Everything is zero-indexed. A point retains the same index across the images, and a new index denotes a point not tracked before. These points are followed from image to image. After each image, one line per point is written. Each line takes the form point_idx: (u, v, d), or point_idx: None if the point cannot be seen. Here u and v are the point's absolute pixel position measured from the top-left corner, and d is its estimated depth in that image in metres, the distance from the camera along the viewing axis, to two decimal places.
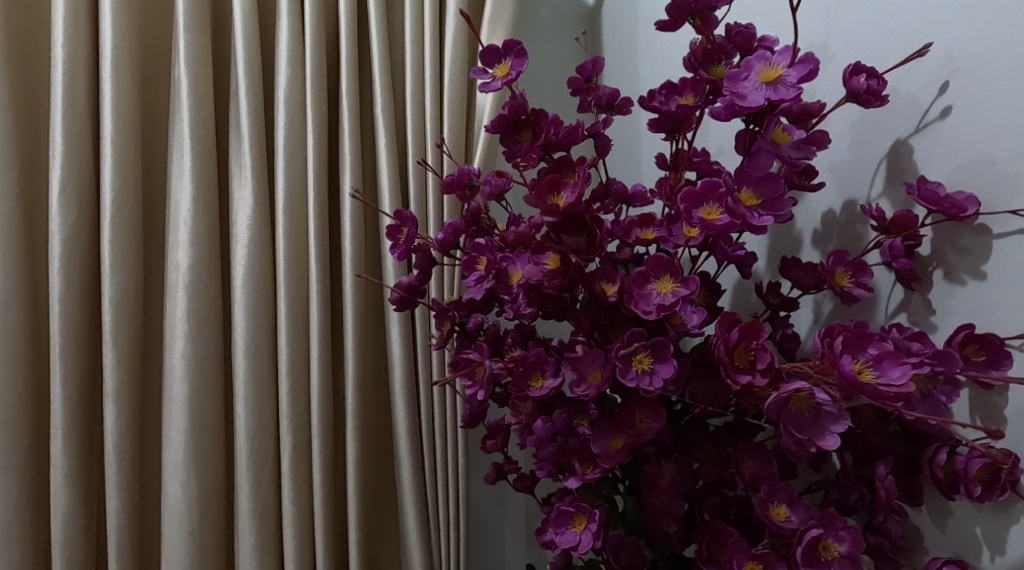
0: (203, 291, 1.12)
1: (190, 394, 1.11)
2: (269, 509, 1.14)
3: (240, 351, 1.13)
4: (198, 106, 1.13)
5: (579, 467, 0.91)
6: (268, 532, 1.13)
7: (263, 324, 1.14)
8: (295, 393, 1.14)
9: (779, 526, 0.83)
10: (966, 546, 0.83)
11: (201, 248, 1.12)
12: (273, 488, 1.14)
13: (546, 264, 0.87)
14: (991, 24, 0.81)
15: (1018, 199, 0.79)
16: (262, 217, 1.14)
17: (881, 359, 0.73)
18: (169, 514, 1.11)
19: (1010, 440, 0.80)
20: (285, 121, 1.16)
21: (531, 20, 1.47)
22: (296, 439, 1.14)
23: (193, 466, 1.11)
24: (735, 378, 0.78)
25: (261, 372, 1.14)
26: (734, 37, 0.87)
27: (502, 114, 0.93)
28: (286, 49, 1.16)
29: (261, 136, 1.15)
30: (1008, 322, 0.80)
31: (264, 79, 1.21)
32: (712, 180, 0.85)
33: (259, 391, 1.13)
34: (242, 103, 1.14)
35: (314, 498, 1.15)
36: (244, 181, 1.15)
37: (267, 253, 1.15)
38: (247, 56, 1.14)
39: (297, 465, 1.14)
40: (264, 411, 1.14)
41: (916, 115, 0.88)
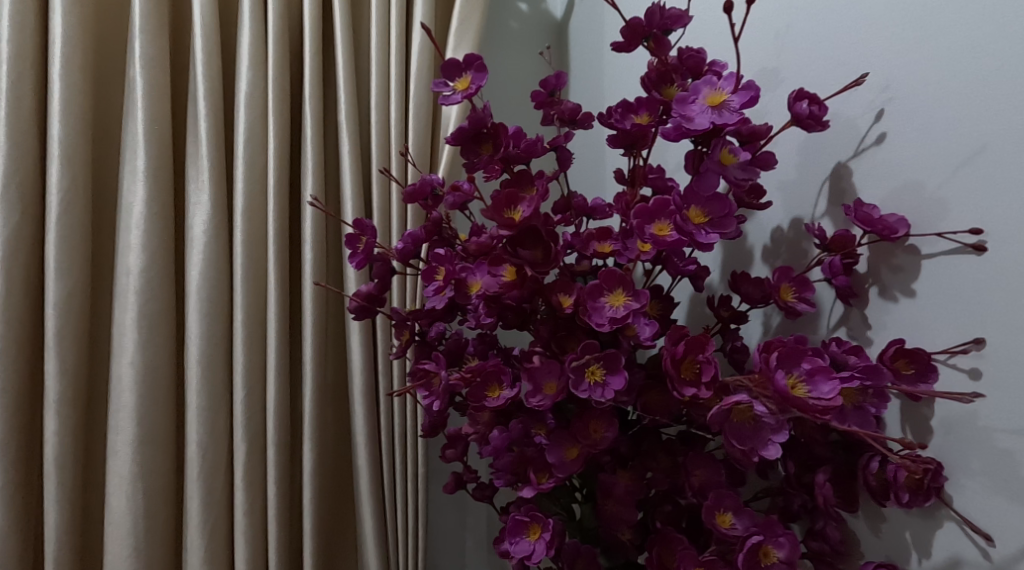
0: (154, 298, 1.13)
1: (139, 402, 1.11)
2: (220, 518, 1.15)
3: (194, 357, 1.14)
4: (153, 110, 1.14)
5: (534, 475, 0.94)
6: (219, 540, 1.14)
7: (219, 331, 1.15)
8: (250, 400, 1.15)
9: (725, 532, 0.86)
10: (898, 549, 0.87)
11: (154, 255, 1.13)
12: (225, 497, 1.15)
13: (503, 276, 0.90)
14: (922, 55, 0.85)
15: (944, 221, 0.83)
16: (219, 224, 1.15)
17: (813, 374, 0.77)
18: (115, 522, 1.12)
19: (936, 449, 0.84)
20: (245, 125, 1.17)
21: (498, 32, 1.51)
22: (249, 446, 1.15)
23: (140, 475, 1.11)
24: (681, 391, 0.81)
25: (215, 380, 1.14)
26: (686, 59, 0.91)
27: (462, 126, 0.96)
28: (247, 52, 1.17)
29: (220, 142, 1.16)
30: (935, 337, 0.84)
31: (225, 84, 1.23)
32: (663, 197, 0.88)
33: (213, 398, 1.14)
34: (200, 106, 1.15)
35: (267, 505, 1.16)
36: (200, 186, 1.16)
37: (224, 259, 1.16)
38: (207, 60, 1.15)
39: (250, 473, 1.15)
40: (218, 420, 1.15)
41: (855, 140, 0.92)
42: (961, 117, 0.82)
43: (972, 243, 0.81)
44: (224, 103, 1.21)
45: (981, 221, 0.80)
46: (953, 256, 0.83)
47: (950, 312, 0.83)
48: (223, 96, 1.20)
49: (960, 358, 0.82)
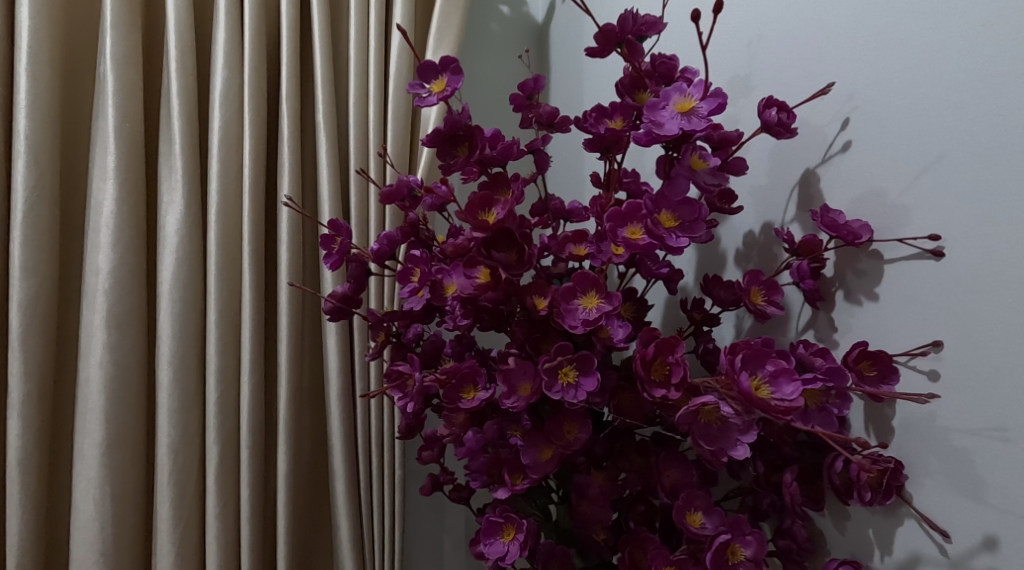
0: (124, 299, 1.13)
1: (108, 403, 1.11)
2: (191, 521, 1.15)
3: (165, 359, 1.14)
4: (123, 109, 1.14)
5: (508, 477, 0.95)
6: (189, 543, 1.14)
7: (191, 332, 1.15)
8: (223, 402, 1.15)
9: (695, 532, 0.88)
10: (861, 546, 0.89)
11: (123, 255, 1.13)
12: (197, 499, 1.15)
13: (477, 277, 0.91)
14: (886, 66, 0.87)
15: (905, 227, 0.85)
16: (192, 225, 1.16)
17: (777, 376, 0.79)
18: (82, 523, 1.11)
19: (897, 450, 0.86)
20: (220, 124, 1.17)
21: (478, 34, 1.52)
22: (222, 447, 1.15)
23: (109, 478, 1.11)
24: (651, 392, 0.82)
25: (187, 381, 1.15)
26: (659, 65, 0.93)
27: (439, 128, 0.96)
28: (223, 51, 1.17)
29: (194, 141, 1.16)
30: (896, 340, 0.86)
31: (200, 83, 1.23)
32: (635, 201, 0.90)
33: (185, 400, 1.14)
34: (174, 105, 1.15)
35: (239, 506, 1.16)
36: (173, 185, 1.16)
37: (197, 260, 1.16)
38: (181, 58, 1.15)
39: (222, 475, 1.15)
40: (190, 422, 1.15)
41: (822, 147, 0.94)
42: (922, 126, 0.84)
43: (931, 249, 0.83)
44: (198, 103, 1.22)
45: (940, 227, 0.82)
46: (913, 261, 0.85)
47: (911, 316, 0.85)
48: (197, 96, 1.20)
49: (920, 360, 0.84)
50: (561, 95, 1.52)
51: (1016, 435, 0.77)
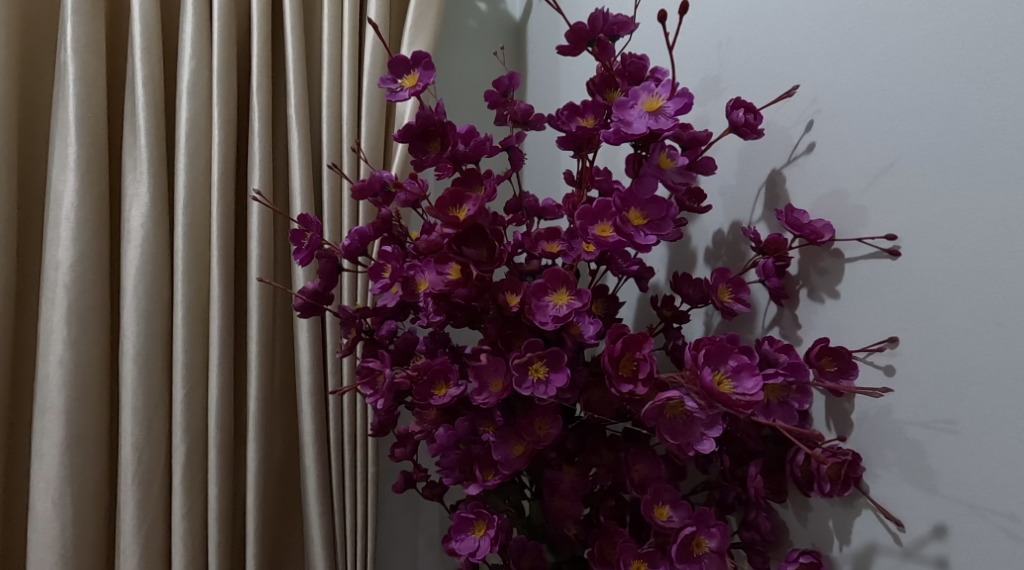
0: (84, 295, 1.12)
1: (69, 401, 1.10)
2: (156, 520, 1.14)
3: (129, 356, 1.13)
4: (84, 101, 1.13)
5: (480, 473, 0.96)
6: (153, 542, 1.14)
7: (156, 329, 1.15)
8: (190, 399, 1.15)
9: (661, 525, 0.90)
10: (822, 537, 0.92)
11: (85, 250, 1.12)
12: (162, 498, 1.15)
13: (449, 274, 0.92)
14: (848, 69, 0.89)
15: (864, 227, 0.87)
16: (157, 220, 1.15)
17: (739, 371, 0.81)
18: (41, 523, 1.10)
19: (856, 444, 0.88)
20: (188, 119, 1.17)
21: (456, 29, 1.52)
22: (188, 443, 1.15)
23: (69, 478, 1.11)
24: (619, 387, 0.84)
25: (153, 377, 1.14)
26: (628, 65, 0.93)
27: (410, 123, 0.97)
28: (191, 44, 1.17)
29: (161, 134, 1.16)
30: (856, 337, 0.89)
31: (166, 76, 1.22)
32: (605, 200, 0.92)
33: (150, 398, 1.14)
34: (139, 96, 1.14)
35: (203, 504, 1.16)
36: (138, 177, 1.15)
37: (162, 255, 1.16)
38: (147, 50, 1.15)
39: (188, 473, 1.15)
40: (155, 419, 1.14)
41: (788, 148, 0.96)
42: (879, 128, 0.86)
43: (888, 248, 0.85)
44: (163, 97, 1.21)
45: (896, 227, 0.85)
46: (871, 261, 0.87)
47: (870, 314, 0.87)
48: (163, 90, 1.19)
49: (877, 355, 0.86)
50: (538, 93, 1.53)
51: (965, 427, 0.79)
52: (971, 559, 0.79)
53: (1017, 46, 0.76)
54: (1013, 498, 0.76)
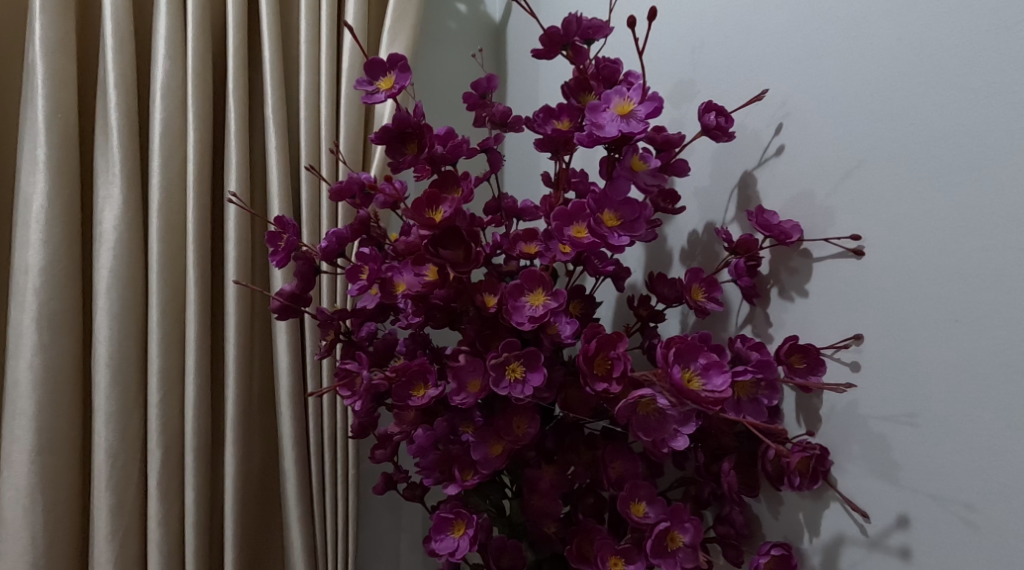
0: (56, 299, 1.12)
1: (39, 406, 1.10)
2: (131, 525, 1.14)
3: (102, 360, 1.13)
4: (54, 104, 1.12)
5: (459, 473, 0.97)
6: (127, 546, 1.14)
7: (130, 333, 1.15)
8: (165, 403, 1.15)
9: (637, 520, 0.91)
10: (793, 529, 0.94)
11: (55, 254, 1.12)
12: (137, 502, 1.15)
13: (426, 275, 0.92)
14: (815, 73, 0.91)
15: (831, 228, 0.89)
16: (130, 224, 1.15)
17: (708, 368, 0.83)
18: (11, 529, 1.10)
19: (824, 439, 0.90)
20: (161, 121, 1.17)
21: (437, 31, 1.53)
22: (164, 447, 1.15)
23: (40, 484, 1.10)
24: (593, 386, 0.85)
25: (126, 381, 1.14)
26: (602, 69, 0.95)
27: (387, 125, 0.98)
28: (164, 47, 1.17)
29: (133, 135, 1.16)
30: (824, 335, 0.91)
31: (139, 78, 1.22)
32: (579, 201, 0.93)
33: (124, 402, 1.14)
34: (110, 97, 1.14)
35: (178, 507, 1.16)
36: (110, 179, 1.15)
37: (135, 258, 1.16)
38: (118, 51, 1.14)
39: (163, 476, 1.15)
40: (130, 423, 1.14)
41: (759, 150, 0.98)
42: (845, 130, 0.88)
43: (853, 248, 0.87)
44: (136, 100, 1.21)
45: (860, 228, 0.87)
46: (837, 261, 0.89)
47: (838, 312, 0.89)
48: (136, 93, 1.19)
49: (843, 352, 0.88)
50: (517, 96, 1.54)
51: (926, 421, 0.81)
52: (932, 549, 0.81)
53: (973, 51, 0.78)
54: (971, 490, 0.78)
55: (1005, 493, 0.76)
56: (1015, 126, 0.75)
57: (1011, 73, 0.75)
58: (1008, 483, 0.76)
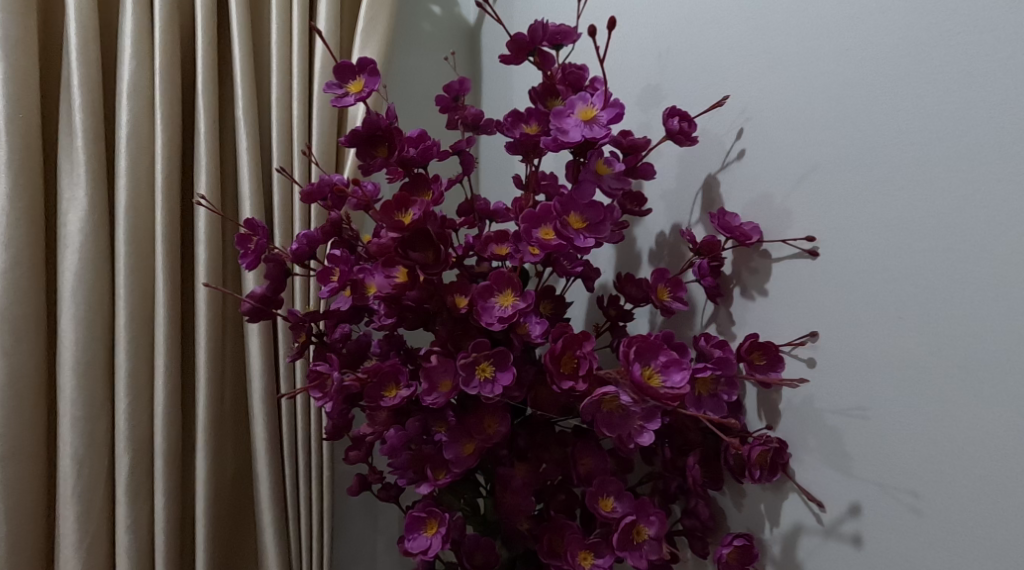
0: (20, 301, 1.12)
1: (4, 409, 1.10)
2: (99, 527, 1.15)
3: (69, 363, 1.13)
4: (17, 106, 1.12)
5: (431, 472, 0.98)
6: (96, 549, 1.14)
7: (96, 335, 1.15)
8: (134, 406, 1.16)
9: (605, 515, 0.93)
10: (754, 521, 0.97)
11: (19, 256, 1.12)
12: (105, 504, 1.16)
13: (396, 277, 0.94)
14: (774, 80, 0.93)
15: (788, 229, 0.92)
16: (97, 227, 1.15)
17: (668, 365, 0.85)
18: None
19: (783, 433, 0.93)
20: (128, 124, 1.17)
21: (411, 34, 1.54)
22: (133, 450, 1.16)
23: (5, 487, 1.11)
24: (559, 384, 0.87)
25: (94, 384, 1.14)
26: (567, 76, 0.97)
27: (357, 128, 0.99)
28: (131, 49, 1.17)
29: (99, 138, 1.16)
30: (783, 333, 0.93)
31: (105, 80, 1.22)
32: (546, 204, 0.95)
33: (92, 406, 1.14)
34: (76, 99, 1.14)
35: (147, 509, 1.17)
36: (75, 181, 1.15)
37: (102, 261, 1.16)
38: (83, 53, 1.14)
39: (132, 478, 1.15)
40: (96, 427, 1.15)
41: (721, 154, 1.00)
42: (800, 135, 0.91)
43: (808, 249, 0.90)
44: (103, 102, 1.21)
45: (814, 230, 0.89)
46: (793, 261, 0.92)
47: (795, 312, 0.92)
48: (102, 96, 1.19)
49: (800, 349, 0.91)
50: (492, 99, 1.56)
51: (876, 415, 0.84)
52: (882, 538, 0.84)
53: (919, 59, 0.81)
54: (916, 479, 0.81)
55: (947, 482, 0.79)
56: (957, 131, 0.78)
57: (953, 80, 0.78)
58: (950, 472, 0.79)
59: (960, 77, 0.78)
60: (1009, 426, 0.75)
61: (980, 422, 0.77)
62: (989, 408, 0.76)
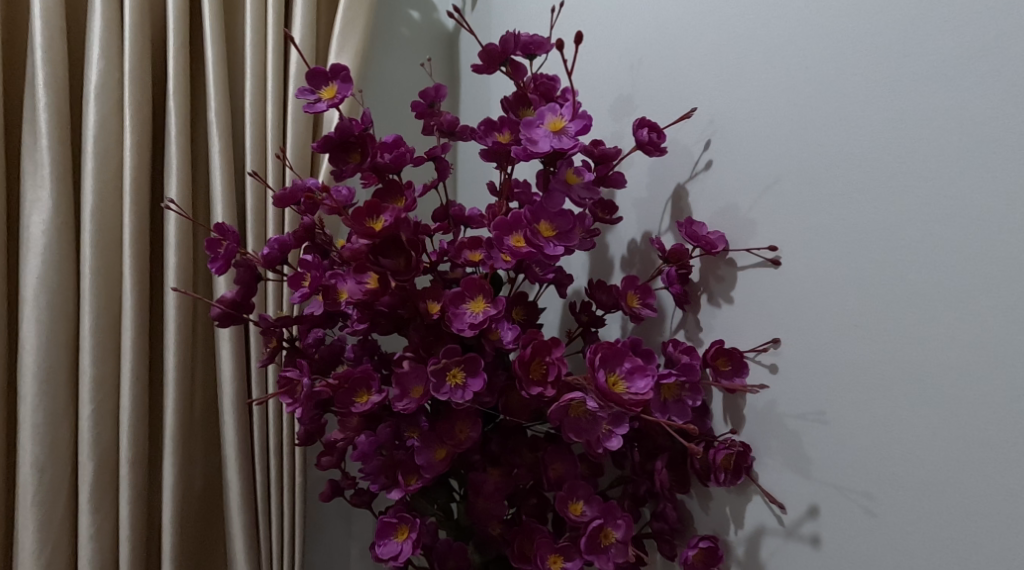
0: None
1: None
2: (61, 532, 1.14)
3: (31, 368, 1.12)
4: None
5: (402, 477, 0.99)
6: (58, 555, 1.13)
7: (60, 340, 1.14)
8: (99, 411, 1.15)
9: (574, 519, 0.94)
10: (720, 522, 0.98)
11: None
12: (67, 509, 1.15)
13: (367, 282, 0.95)
14: (740, 92, 0.95)
15: (752, 238, 0.94)
16: (62, 231, 1.14)
17: (632, 372, 0.86)
18: None
19: (746, 438, 0.95)
20: (95, 127, 1.16)
21: (389, 40, 1.54)
22: (98, 455, 1.15)
23: None
24: (528, 391, 0.88)
25: (57, 389, 1.14)
26: (538, 86, 0.98)
27: (329, 134, 0.99)
28: (98, 52, 1.17)
29: (64, 140, 1.15)
30: (747, 340, 0.95)
31: (72, 81, 1.21)
32: (517, 211, 0.96)
33: (55, 410, 1.13)
34: (41, 101, 1.13)
35: (111, 515, 1.16)
36: (39, 183, 1.14)
37: (68, 265, 1.15)
38: (49, 55, 1.14)
39: (96, 483, 1.15)
40: (59, 432, 1.14)
41: (690, 164, 1.02)
42: (764, 146, 0.93)
43: (771, 258, 0.92)
44: (70, 105, 1.20)
45: (777, 239, 0.91)
46: (757, 270, 0.93)
47: (758, 320, 0.94)
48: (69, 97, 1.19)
49: (763, 356, 0.93)
50: (471, 106, 1.57)
51: (833, 419, 0.86)
52: (839, 539, 0.86)
53: (875, 73, 0.83)
54: (870, 481, 0.83)
55: (900, 484, 0.81)
56: (910, 142, 0.80)
57: (907, 94, 0.80)
58: (902, 474, 0.81)
59: (914, 91, 0.80)
60: (959, 431, 0.77)
61: (932, 427, 0.79)
62: (939, 413, 0.78)
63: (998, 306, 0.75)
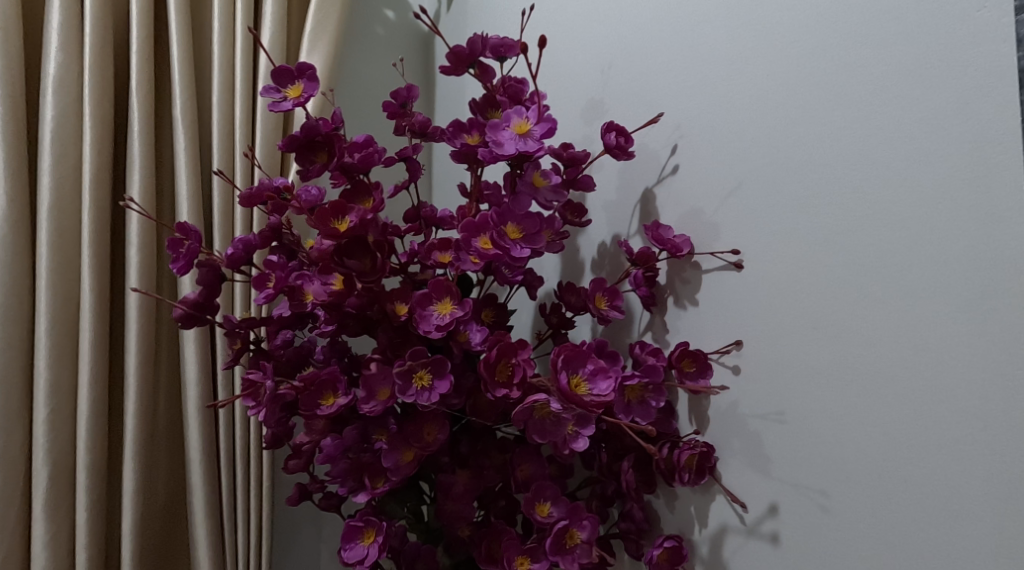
0: None
1: None
2: (16, 535, 1.12)
3: None
4: None
5: (369, 481, 0.99)
6: (12, 558, 1.12)
7: (14, 339, 1.12)
8: (56, 412, 1.13)
9: (540, 520, 0.94)
10: (685, 522, 0.98)
11: None
12: (22, 512, 1.13)
13: (332, 284, 0.94)
14: (706, 97, 0.96)
15: (717, 241, 0.94)
16: (18, 229, 1.13)
17: (595, 374, 0.86)
18: None
19: (710, 439, 0.95)
20: (52, 124, 1.15)
21: (362, 39, 1.53)
22: (55, 456, 1.13)
23: None
24: (493, 393, 0.87)
25: (11, 389, 1.12)
26: (506, 89, 0.98)
27: (296, 133, 0.98)
28: (57, 49, 1.15)
29: (20, 137, 1.13)
30: (711, 342, 0.95)
31: (31, 78, 1.20)
32: (484, 214, 0.95)
33: (10, 411, 1.11)
34: None
35: (68, 518, 1.14)
36: None
37: (23, 264, 1.13)
38: (5, 50, 1.12)
39: (52, 485, 1.13)
40: (14, 433, 1.12)
41: (657, 168, 1.02)
42: (728, 150, 0.93)
43: (734, 262, 0.92)
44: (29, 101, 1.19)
45: (740, 242, 0.92)
46: (721, 273, 0.94)
47: (722, 322, 0.94)
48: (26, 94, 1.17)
49: (726, 358, 0.94)
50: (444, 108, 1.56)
51: (794, 420, 0.87)
52: (798, 538, 0.87)
53: (836, 79, 0.84)
54: (827, 480, 0.84)
55: (857, 483, 0.82)
56: (868, 147, 0.81)
57: (866, 100, 0.81)
58: (859, 474, 0.82)
59: (872, 97, 0.81)
60: (912, 433, 0.78)
61: (886, 429, 0.80)
62: (893, 416, 0.79)
63: (950, 311, 0.75)
